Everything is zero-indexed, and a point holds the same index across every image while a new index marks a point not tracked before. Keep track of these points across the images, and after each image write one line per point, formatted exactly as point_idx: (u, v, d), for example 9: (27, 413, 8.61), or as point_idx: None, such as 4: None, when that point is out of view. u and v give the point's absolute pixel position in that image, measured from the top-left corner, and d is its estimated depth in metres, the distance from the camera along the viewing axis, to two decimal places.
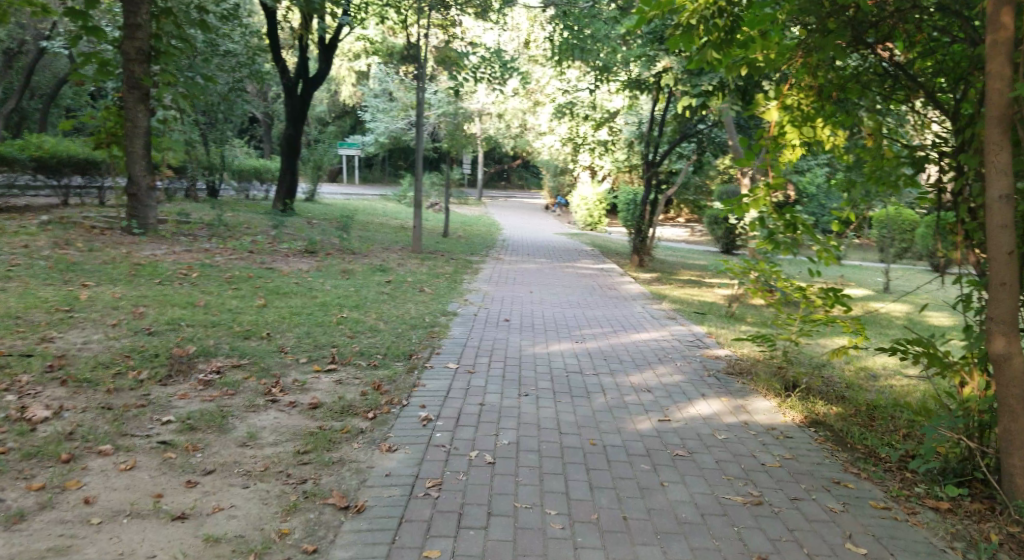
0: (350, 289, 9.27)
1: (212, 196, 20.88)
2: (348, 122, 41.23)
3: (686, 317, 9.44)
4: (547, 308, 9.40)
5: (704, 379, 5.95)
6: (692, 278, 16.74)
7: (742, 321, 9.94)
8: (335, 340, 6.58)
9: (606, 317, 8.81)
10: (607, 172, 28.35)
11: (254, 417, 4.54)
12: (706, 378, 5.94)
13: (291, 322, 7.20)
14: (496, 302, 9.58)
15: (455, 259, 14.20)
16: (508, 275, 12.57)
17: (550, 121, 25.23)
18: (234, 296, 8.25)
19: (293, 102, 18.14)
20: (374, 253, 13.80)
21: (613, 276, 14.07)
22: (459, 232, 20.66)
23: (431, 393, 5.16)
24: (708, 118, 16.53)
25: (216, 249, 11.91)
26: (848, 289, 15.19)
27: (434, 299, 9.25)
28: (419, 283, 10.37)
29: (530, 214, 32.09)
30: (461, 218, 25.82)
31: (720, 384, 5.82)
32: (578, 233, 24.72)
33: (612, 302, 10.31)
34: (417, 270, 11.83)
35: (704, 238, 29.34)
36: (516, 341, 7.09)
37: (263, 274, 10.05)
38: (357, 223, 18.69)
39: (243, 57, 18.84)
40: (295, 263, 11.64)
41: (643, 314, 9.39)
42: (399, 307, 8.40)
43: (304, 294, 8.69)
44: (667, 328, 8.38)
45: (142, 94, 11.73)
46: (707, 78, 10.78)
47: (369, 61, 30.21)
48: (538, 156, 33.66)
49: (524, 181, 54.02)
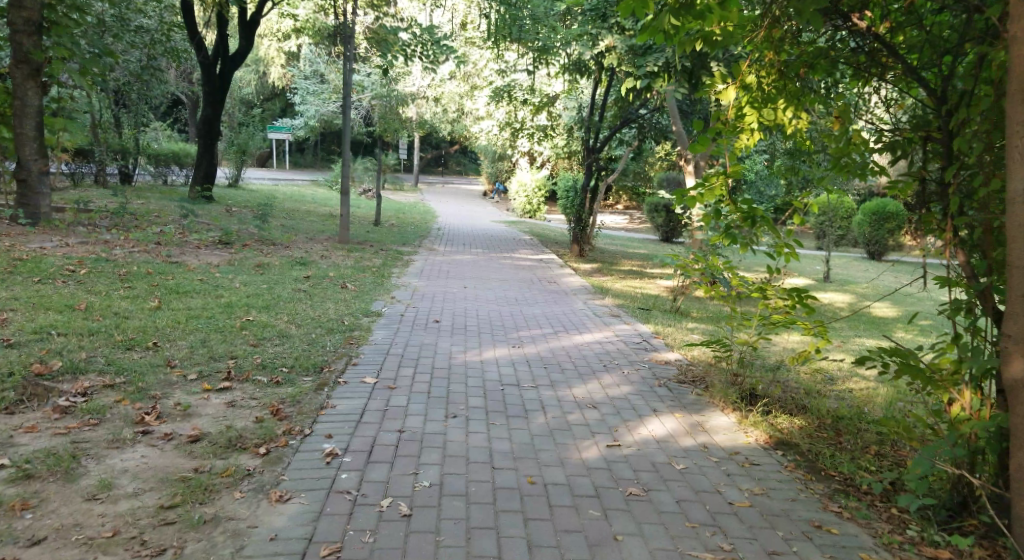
0: (264, 286, 8.37)
1: (123, 181, 19.26)
2: (277, 104, 39.57)
3: (630, 314, 8.84)
4: (483, 306, 8.66)
5: (655, 391, 5.29)
6: (633, 268, 16.27)
7: (687, 318, 9.41)
8: (236, 350, 5.70)
9: (546, 317, 8.12)
10: (546, 158, 27.77)
11: (113, 456, 3.69)
12: (657, 390, 5.29)
13: (187, 328, 6.27)
14: (427, 299, 8.81)
15: (385, 250, 13.32)
16: (442, 268, 11.79)
17: (487, 105, 24.47)
18: (124, 297, 7.23)
19: (210, 78, 16.77)
20: (297, 244, 12.85)
21: (553, 268, 13.43)
22: (392, 220, 19.74)
23: (341, 417, 4.37)
24: (651, 103, 16.03)
25: (117, 241, 10.75)
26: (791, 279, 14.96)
27: (358, 297, 8.43)
28: (342, 278, 9.50)
29: (468, 201, 31.30)
30: (395, 206, 24.84)
31: (673, 397, 5.17)
32: (517, 221, 24.04)
33: (553, 298, 9.64)
34: (342, 263, 10.94)
35: (644, 226, 29.09)
36: (447, 346, 6.33)
37: (166, 269, 9.03)
38: (282, 211, 17.58)
39: (156, 35, 17.35)
40: (207, 256, 10.60)
41: (586, 311, 8.74)
42: (315, 308, 7.53)
43: (208, 293, 7.73)
44: (610, 327, 7.72)
45: (33, 69, 10.31)
46: (652, 59, 10.22)
47: (298, 39, 28.82)
48: (476, 142, 32.83)
49: (462, 166, 53.12)
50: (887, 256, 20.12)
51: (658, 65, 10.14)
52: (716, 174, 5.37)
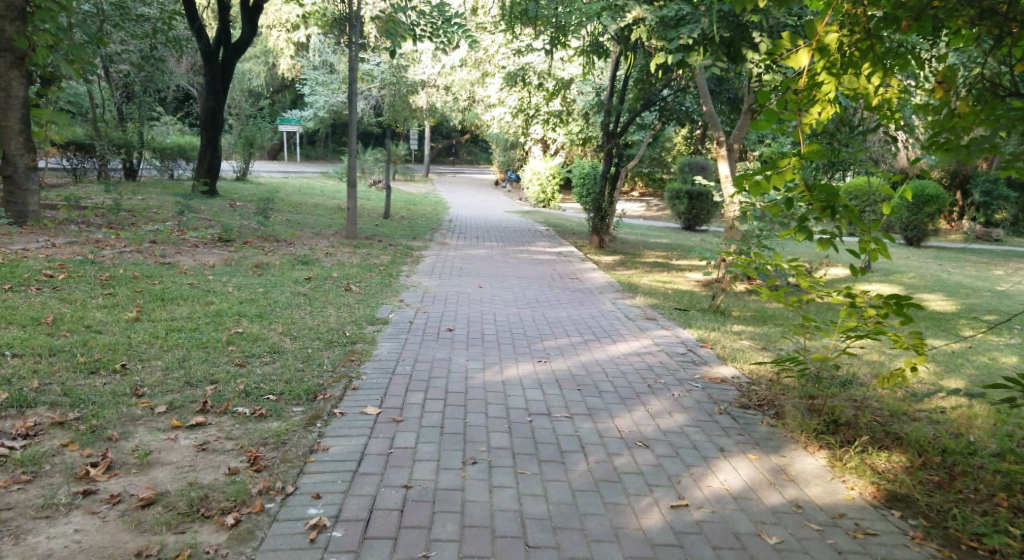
0: (258, 291, 7.51)
1: (128, 176, 18.37)
2: (286, 96, 38.66)
3: (665, 316, 7.93)
4: (500, 310, 7.78)
5: (724, 430, 4.51)
6: (658, 260, 15.33)
7: (729, 319, 8.48)
8: (218, 373, 4.85)
9: (573, 321, 7.27)
10: (561, 146, 26.81)
11: (37, 535, 2.91)
12: (727, 429, 4.53)
13: (166, 344, 5.40)
14: (439, 302, 7.93)
15: (395, 245, 12.47)
16: (455, 265, 10.92)
17: (500, 92, 23.54)
18: (102, 307, 6.37)
19: (212, 68, 15.72)
20: (303, 240, 12.04)
21: (575, 263, 12.53)
22: (403, 212, 18.90)
23: (334, 465, 3.59)
24: (676, 82, 15.13)
25: (109, 240, 9.94)
26: (832, 269, 13.98)
27: (363, 301, 7.57)
28: (347, 279, 8.64)
29: (482, 191, 30.39)
30: (405, 197, 23.98)
31: (751, 442, 4.39)
32: (533, 211, 23.12)
33: (578, 298, 8.72)
34: (348, 261, 10.10)
35: (663, 214, 28.06)
36: (461, 361, 5.49)
37: (154, 272, 8.18)
38: (287, 204, 16.77)
39: (158, 23, 16.06)
40: (204, 256, 9.77)
41: (615, 314, 7.85)
42: (315, 318, 6.66)
43: (197, 300, 6.89)
44: (646, 334, 6.86)
45: (17, 58, 9.37)
46: (685, 31, 9.25)
47: (308, 29, 28.05)
48: (488, 131, 31.87)
49: (473, 156, 52.16)
50: (925, 241, 19.02)
51: (695, 36, 9.18)
52: (789, 155, 4.56)
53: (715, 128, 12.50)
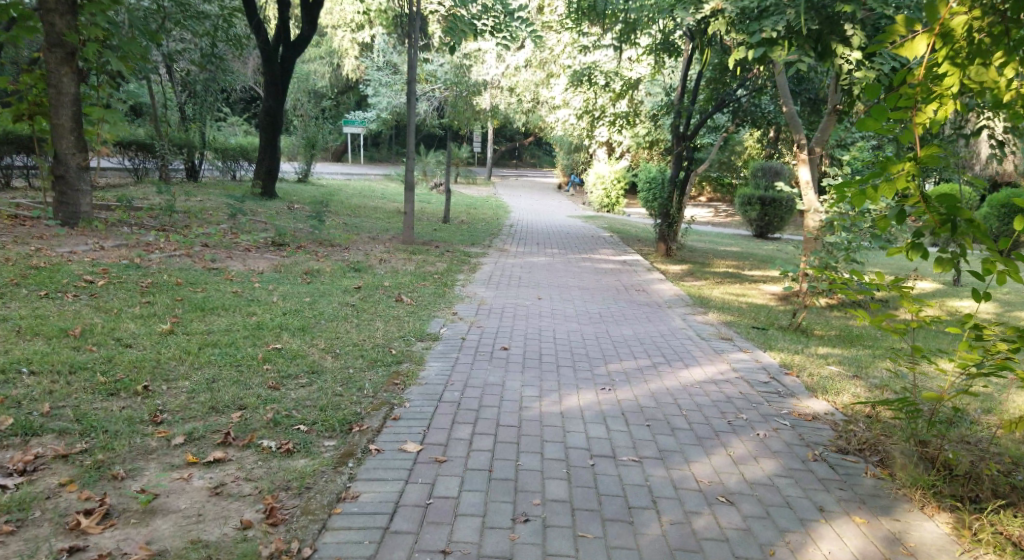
0: (305, 301, 7.11)
1: (190, 176, 18.36)
2: (351, 97, 38.79)
3: (742, 336, 7.24)
4: (561, 326, 7.20)
5: (822, 483, 3.88)
6: (728, 270, 14.51)
7: (812, 340, 7.72)
8: (248, 398, 4.42)
9: (640, 342, 6.67)
10: (625, 149, 26.09)
11: None
12: (828, 483, 3.89)
13: (197, 361, 5.01)
14: (496, 317, 7.39)
15: (452, 252, 12.04)
16: (512, 273, 10.39)
17: (564, 92, 23.01)
18: (140, 317, 6.04)
19: (271, 68, 15.57)
20: (357, 245, 11.70)
21: (639, 272, 11.87)
22: (463, 216, 18.50)
23: (364, 521, 3.17)
24: (752, 82, 14.55)
25: (160, 243, 9.74)
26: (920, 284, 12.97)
27: (413, 315, 7.10)
28: (398, 289, 8.19)
29: (544, 194, 29.87)
30: (465, 200, 23.61)
31: (856, 502, 3.72)
32: (596, 216, 22.46)
33: (644, 314, 8.09)
34: (401, 269, 9.68)
35: (730, 219, 27.00)
36: (516, 387, 4.96)
37: (199, 278, 7.87)
38: (345, 207, 16.54)
39: (217, 21, 16.05)
40: (255, 262, 9.47)
41: (686, 334, 7.21)
42: (361, 332, 6.20)
43: (239, 311, 6.52)
44: (723, 357, 6.21)
45: (67, 53, 9.24)
46: (770, 23, 8.58)
47: (373, 30, 28.06)
48: (551, 133, 31.27)
49: (536, 159, 51.68)
50: None
51: (779, 28, 8.44)
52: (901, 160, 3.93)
53: (795, 130, 11.72)
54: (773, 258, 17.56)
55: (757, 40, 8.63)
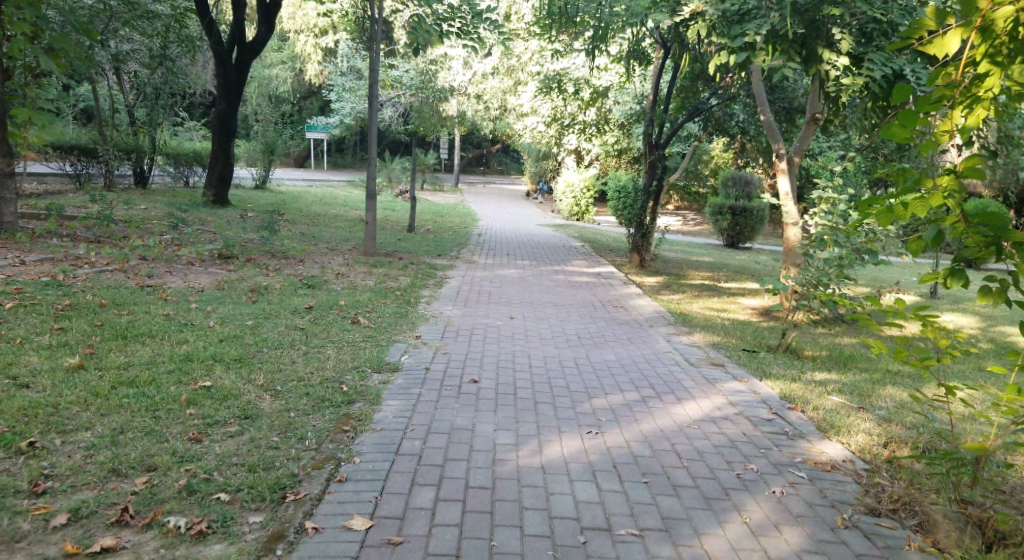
0: (248, 326, 6.31)
1: (138, 182, 17.30)
2: (315, 103, 37.77)
3: (735, 361, 6.61)
4: (536, 351, 6.50)
5: None
6: (704, 282, 13.99)
7: (806, 364, 7.13)
8: (159, 456, 3.64)
9: (625, 370, 6.00)
10: (594, 157, 25.61)
11: None
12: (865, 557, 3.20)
13: (103, 406, 4.19)
14: (465, 341, 6.67)
15: (416, 264, 11.30)
16: (481, 289, 9.66)
17: (532, 100, 22.46)
18: (46, 348, 5.18)
19: (226, 72, 14.63)
20: (313, 257, 10.89)
21: (615, 286, 11.24)
22: (428, 225, 17.75)
23: None
24: (726, 92, 14.10)
25: (91, 256, 8.82)
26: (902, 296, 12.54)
27: (371, 340, 6.35)
28: (354, 308, 7.41)
29: (512, 203, 29.27)
30: (431, 208, 22.85)
31: None
32: (566, 225, 21.88)
33: (626, 336, 7.42)
34: (359, 284, 8.91)
35: (700, 229, 26.65)
36: (488, 432, 4.24)
37: (128, 297, 7.00)
38: (303, 216, 15.69)
39: (169, 21, 15.03)
40: (197, 278, 8.61)
41: (673, 359, 6.57)
42: (309, 364, 5.43)
43: (168, 338, 5.69)
44: (717, 387, 5.56)
45: None
46: (752, 26, 8.02)
47: (337, 35, 27.30)
48: (518, 140, 30.64)
49: (504, 166, 51.18)
50: None
51: (762, 32, 7.88)
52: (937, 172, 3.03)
53: (774, 138, 11.27)
54: (747, 270, 17.12)
55: (738, 46, 8.09)
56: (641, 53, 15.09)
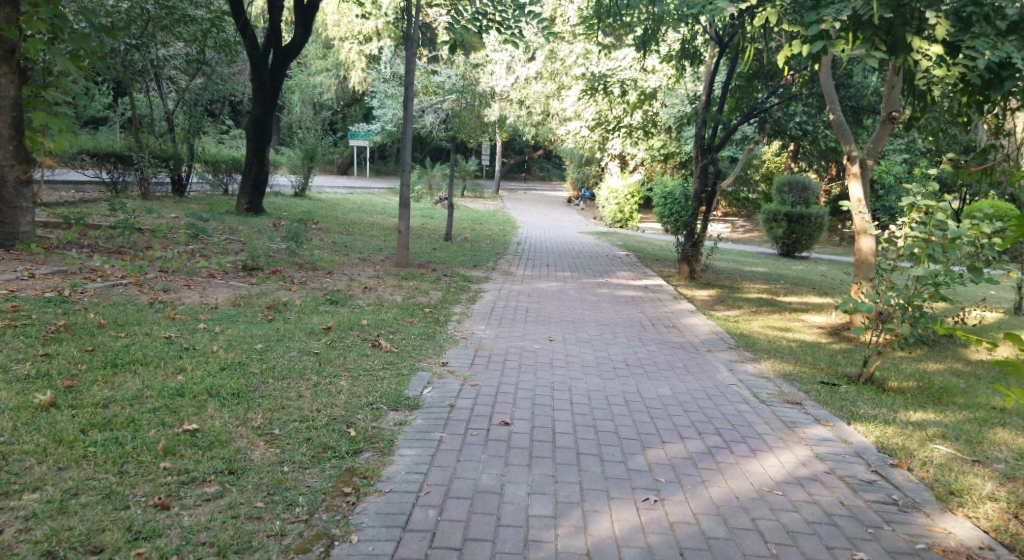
0: (256, 352, 5.61)
1: (175, 190, 16.94)
2: (357, 110, 37.55)
3: (813, 400, 5.67)
4: (579, 381, 5.72)
5: None
6: (762, 295, 13.02)
7: (893, 401, 6.17)
8: (111, 531, 3.04)
9: (684, 408, 5.19)
10: (640, 162, 24.68)
11: None
12: None
13: (64, 457, 3.53)
14: (500, 369, 5.90)
15: (451, 277, 10.59)
16: (519, 305, 8.88)
17: (576, 103, 21.66)
18: (21, 379, 4.52)
19: (261, 77, 14.05)
20: (343, 269, 10.26)
21: (665, 301, 10.36)
22: (468, 233, 17.08)
23: None
24: (787, 91, 13.19)
25: (105, 268, 8.25)
26: (986, 315, 11.37)
27: (392, 369, 5.60)
28: (378, 329, 6.70)
29: (554, 210, 28.49)
30: (471, 216, 22.21)
31: None
32: (610, 232, 21.03)
33: (683, 364, 6.56)
34: (387, 300, 8.22)
35: (750, 236, 25.53)
36: (521, 498, 3.60)
37: (132, 314, 6.37)
38: (339, 224, 15.13)
39: (206, 25, 14.68)
40: (215, 292, 8.02)
41: (739, 392, 5.71)
42: (316, 401, 4.71)
43: (163, 367, 5.02)
44: (797, 437, 4.74)
45: (5, 50, 7.84)
46: (834, 10, 7.29)
47: (380, 41, 26.98)
48: (561, 145, 29.87)
49: (545, 173, 50.49)
50: None
51: (843, 17, 7.10)
52: None
53: (846, 139, 10.38)
54: (807, 281, 16.03)
55: (813, 35, 7.38)
56: (694, 52, 14.36)
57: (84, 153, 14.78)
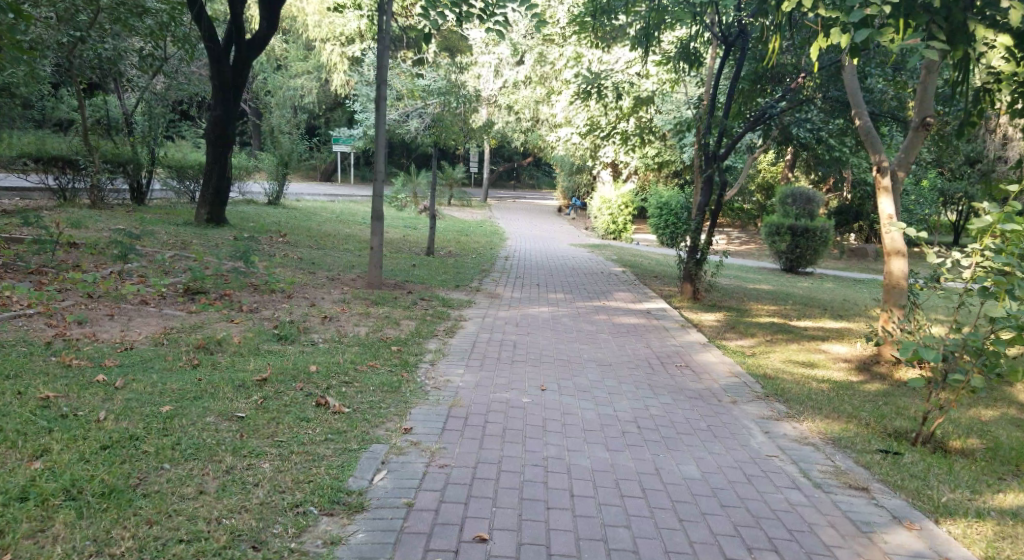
0: (161, 419, 4.31)
1: (135, 197, 15.59)
2: (340, 114, 36.32)
3: (879, 481, 4.45)
4: (581, 455, 4.45)
5: None
6: (774, 320, 11.85)
7: (969, 474, 4.93)
8: None
9: (721, 500, 3.96)
10: (635, 171, 23.51)
11: None
12: None
13: None
14: (477, 439, 4.59)
15: (429, 301, 9.32)
16: (507, 338, 7.59)
17: (568, 109, 20.48)
18: None
19: (221, 73, 12.68)
20: (303, 292, 8.95)
21: (672, 331, 9.12)
22: (451, 247, 15.84)
23: None
24: (797, 96, 11.98)
25: (7, 294, 6.89)
26: None
27: (336, 441, 4.32)
28: (330, 378, 5.40)
29: (544, 219, 27.31)
30: (457, 226, 21.00)
31: None
32: (604, 245, 19.87)
33: (708, 423, 5.29)
34: (348, 334, 6.92)
35: (748, 248, 24.42)
36: None
37: (15, 360, 5.05)
38: (310, 236, 13.84)
39: (161, 17, 13.21)
40: (140, 324, 6.70)
41: (785, 470, 4.48)
42: (222, 503, 3.41)
43: (21, 447, 3.72)
44: (880, 554, 3.58)
45: None
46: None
47: (364, 43, 25.73)
48: (552, 152, 28.65)
49: (535, 180, 49.64)
50: None
51: (894, 1, 5.82)
52: None
53: (874, 147, 9.11)
54: (816, 301, 14.89)
55: (854, 22, 6.12)
56: (695, 55, 13.11)
57: (26, 156, 13.64)
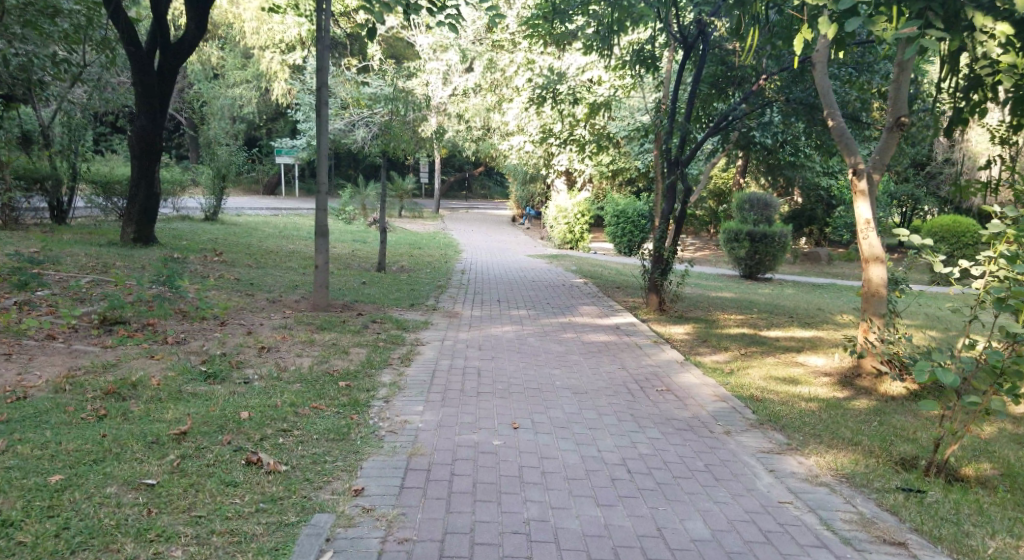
0: (49, 496, 3.52)
1: (56, 218, 14.62)
2: (284, 125, 35.10)
3: (911, 530, 3.84)
4: (569, 515, 3.75)
5: None
6: (744, 330, 11.38)
7: (999, 508, 4.37)
8: None
9: None
10: (589, 178, 23.02)
11: None
12: None
13: None
14: (443, 499, 3.86)
15: (381, 324, 8.53)
16: (470, 365, 6.84)
17: (520, 116, 19.86)
18: None
19: (145, 79, 11.63)
20: (240, 319, 8.07)
21: (645, 349, 8.50)
22: (403, 261, 15.03)
23: None
24: (758, 98, 11.53)
25: None
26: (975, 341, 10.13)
27: (265, 514, 3.54)
28: (265, 426, 4.60)
29: (497, 229, 26.66)
30: (409, 238, 20.18)
31: None
32: (560, 255, 19.24)
33: (707, 464, 4.63)
34: (290, 368, 6.10)
35: (705, 255, 24.16)
36: None
37: None
38: (251, 254, 12.89)
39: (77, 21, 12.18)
40: (41, 365, 5.77)
41: (804, 522, 3.85)
42: None
43: None
44: None
45: None
46: None
47: (305, 51, 24.72)
48: (503, 161, 27.97)
49: (487, 190, 49.14)
50: None
51: None
52: None
53: (850, 149, 8.55)
54: (780, 308, 14.53)
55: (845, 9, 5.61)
56: (651, 58, 12.54)
57: None
